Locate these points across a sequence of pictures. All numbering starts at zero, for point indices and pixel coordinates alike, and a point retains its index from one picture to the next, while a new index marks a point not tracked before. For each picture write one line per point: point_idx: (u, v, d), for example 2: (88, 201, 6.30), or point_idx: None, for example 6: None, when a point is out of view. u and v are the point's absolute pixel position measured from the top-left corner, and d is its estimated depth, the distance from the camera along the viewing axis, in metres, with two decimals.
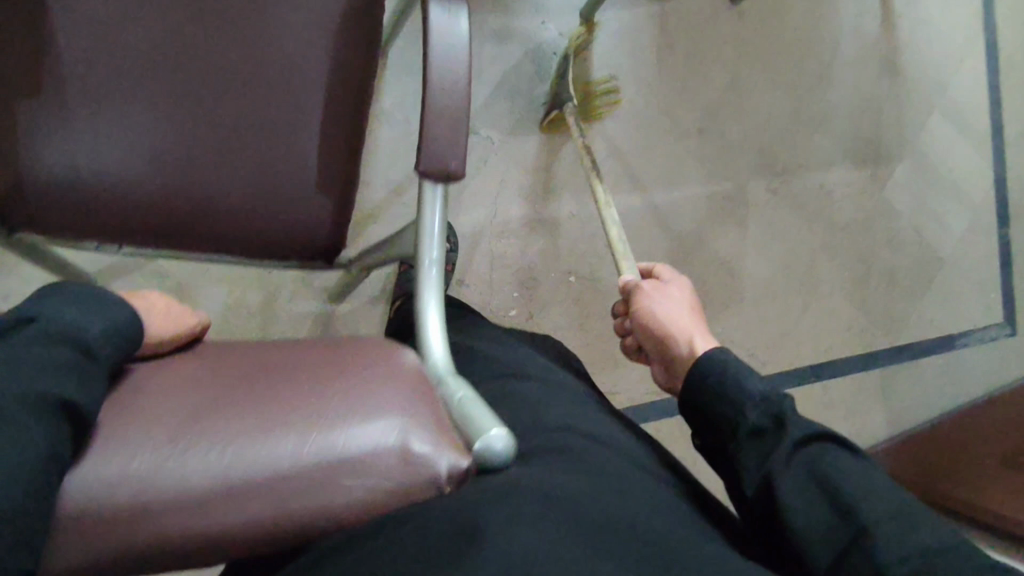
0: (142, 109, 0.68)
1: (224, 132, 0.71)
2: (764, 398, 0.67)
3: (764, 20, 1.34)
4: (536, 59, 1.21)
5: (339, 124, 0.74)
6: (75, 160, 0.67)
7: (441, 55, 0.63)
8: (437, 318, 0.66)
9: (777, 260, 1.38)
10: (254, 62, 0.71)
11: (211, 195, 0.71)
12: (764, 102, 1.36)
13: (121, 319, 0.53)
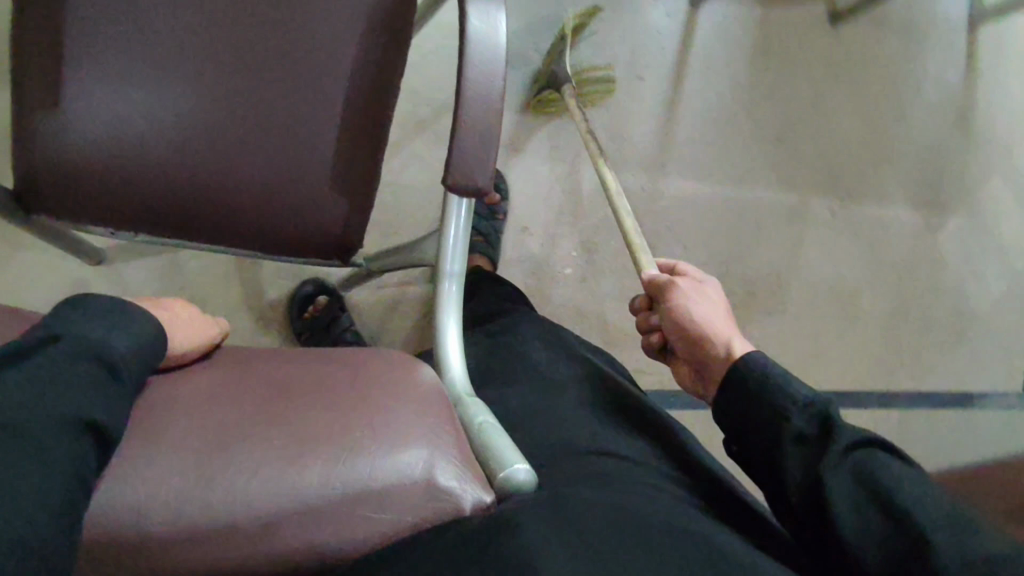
0: (175, 97, 0.69)
1: (253, 123, 0.71)
2: (812, 401, 0.63)
3: (855, 53, 1.39)
4: (638, 33, 1.24)
5: (359, 125, 0.74)
6: (104, 140, 0.67)
7: (481, 66, 0.60)
8: (457, 336, 0.68)
9: (821, 282, 1.41)
10: (290, 60, 0.71)
11: (229, 185, 0.71)
12: (839, 127, 1.39)
13: (148, 337, 0.54)
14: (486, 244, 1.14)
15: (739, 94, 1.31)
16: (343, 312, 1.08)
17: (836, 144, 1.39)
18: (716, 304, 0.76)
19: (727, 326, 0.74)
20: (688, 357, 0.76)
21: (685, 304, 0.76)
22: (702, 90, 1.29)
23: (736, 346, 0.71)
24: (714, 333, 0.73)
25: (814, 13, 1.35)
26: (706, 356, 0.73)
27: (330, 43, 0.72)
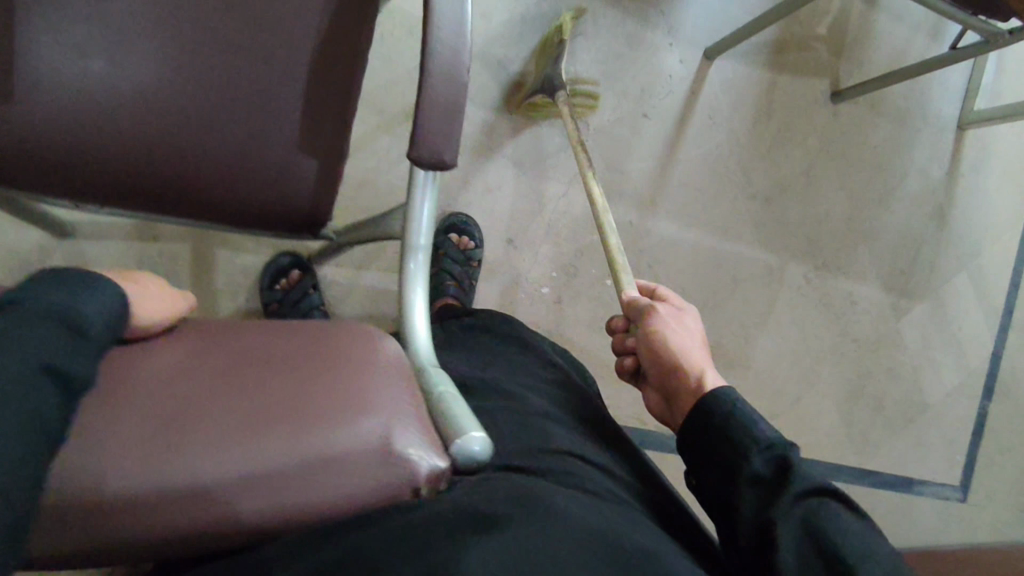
0: (138, 53, 0.63)
1: (223, 86, 0.66)
2: (771, 442, 0.65)
3: (851, 134, 1.45)
4: (653, 72, 1.27)
5: (332, 77, 0.69)
6: (61, 99, 0.61)
7: (446, 27, 0.53)
8: (423, 304, 0.65)
9: (786, 346, 1.43)
10: (260, 13, 0.66)
11: (197, 139, 0.66)
12: (824, 200, 1.44)
13: (118, 310, 0.50)
14: (459, 289, 1.13)
15: (738, 151, 1.35)
16: (315, 290, 1.04)
17: (820, 215, 1.44)
18: (693, 336, 0.79)
19: (701, 358, 0.77)
20: (659, 382, 0.79)
21: (664, 333, 0.78)
22: (704, 139, 1.32)
23: (708, 378, 0.74)
24: (688, 363, 0.75)
25: (819, 87, 1.40)
26: (677, 384, 0.76)
27: None
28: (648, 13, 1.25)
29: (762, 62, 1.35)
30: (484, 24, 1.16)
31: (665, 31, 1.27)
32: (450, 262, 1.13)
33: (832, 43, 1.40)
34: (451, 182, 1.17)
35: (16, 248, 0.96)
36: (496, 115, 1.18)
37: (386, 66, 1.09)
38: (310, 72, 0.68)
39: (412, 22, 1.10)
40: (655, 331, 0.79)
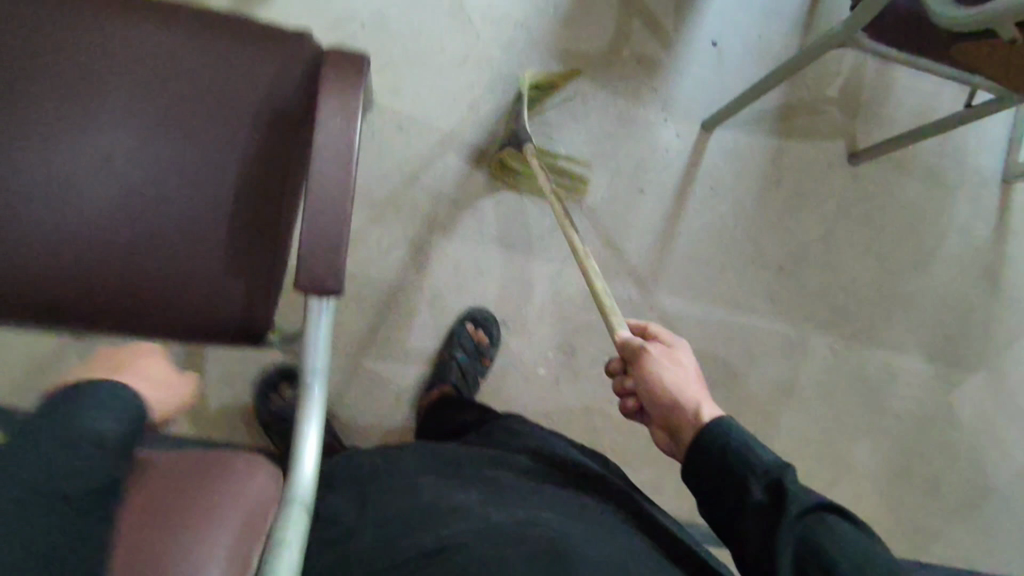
0: (78, 195, 0.68)
1: (158, 217, 0.69)
2: (772, 467, 0.59)
3: (876, 195, 1.36)
4: (648, 149, 1.26)
5: (264, 198, 0.72)
6: (10, 243, 0.66)
7: (328, 163, 0.57)
8: (317, 435, 0.57)
9: (815, 424, 1.33)
10: (196, 146, 0.70)
11: (127, 264, 0.69)
12: (850, 266, 1.35)
13: (132, 403, 0.50)
14: (462, 379, 1.11)
15: (745, 220, 1.30)
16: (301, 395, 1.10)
17: (846, 282, 1.35)
18: (686, 367, 0.74)
19: (698, 391, 0.71)
20: (660, 423, 0.72)
21: (659, 370, 0.73)
22: (706, 212, 1.29)
23: (706, 410, 0.68)
24: (684, 397, 0.70)
25: (834, 150, 1.34)
26: (675, 420, 0.70)
27: (229, 127, 0.71)
28: (639, 91, 1.25)
29: (767, 130, 1.32)
30: (470, 113, 1.18)
31: (659, 107, 1.26)
32: (462, 349, 1.13)
33: (845, 105, 1.35)
34: (442, 269, 1.17)
35: (34, 348, 1.03)
36: (487, 202, 1.19)
37: (375, 161, 1.15)
38: (243, 196, 0.71)
39: (401, 119, 1.16)
40: (649, 369, 0.74)
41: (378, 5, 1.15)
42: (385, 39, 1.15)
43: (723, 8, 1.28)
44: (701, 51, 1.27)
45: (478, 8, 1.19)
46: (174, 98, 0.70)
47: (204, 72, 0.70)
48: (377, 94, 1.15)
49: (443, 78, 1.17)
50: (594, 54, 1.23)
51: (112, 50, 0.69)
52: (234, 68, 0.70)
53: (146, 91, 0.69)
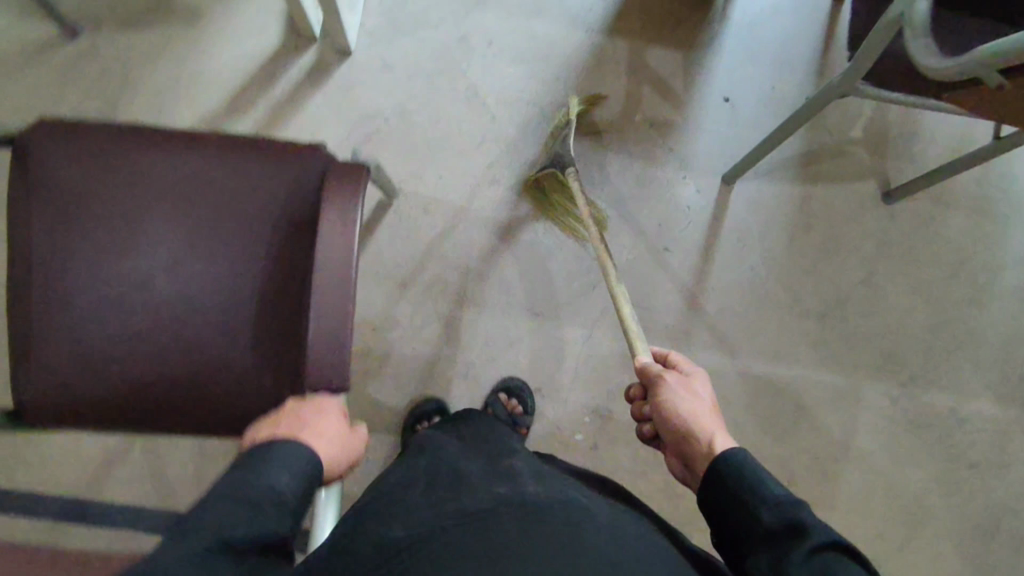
0: (128, 306, 0.76)
1: (196, 321, 0.76)
2: (782, 500, 0.58)
3: (918, 232, 1.31)
4: (669, 208, 1.27)
5: (288, 296, 0.78)
6: (70, 356, 0.74)
7: (327, 275, 0.66)
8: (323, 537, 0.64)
9: (880, 478, 1.25)
10: (228, 255, 0.77)
11: (169, 366, 0.75)
12: (898, 307, 1.30)
13: (307, 464, 0.57)
14: None
15: (778, 269, 1.28)
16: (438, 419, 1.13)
17: (895, 324, 1.29)
18: (706, 402, 0.75)
19: (713, 422, 0.72)
20: (675, 452, 0.74)
21: (674, 401, 0.75)
22: (736, 264, 1.27)
23: (718, 441, 0.69)
24: (698, 429, 0.71)
25: (865, 191, 1.31)
26: (690, 451, 0.71)
27: (255, 234, 0.78)
28: (655, 153, 1.27)
29: (792, 177, 1.31)
30: (491, 190, 1.24)
31: (676, 166, 1.27)
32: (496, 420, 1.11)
33: (871, 145, 1.32)
34: (473, 341, 1.20)
35: (102, 447, 1.10)
36: (513, 272, 1.23)
37: (404, 243, 1.21)
38: (269, 296, 0.77)
39: (426, 203, 1.22)
40: (665, 398, 0.76)
41: (399, 101, 1.23)
42: (407, 130, 1.23)
43: (734, 63, 1.30)
44: (715, 108, 1.29)
45: (491, 92, 1.25)
46: (208, 214, 0.78)
47: (233, 189, 0.78)
48: (403, 183, 1.22)
49: (464, 161, 1.24)
50: (607, 123, 1.27)
51: (151, 181, 0.78)
52: (259, 182, 0.79)
53: (185, 210, 0.78)
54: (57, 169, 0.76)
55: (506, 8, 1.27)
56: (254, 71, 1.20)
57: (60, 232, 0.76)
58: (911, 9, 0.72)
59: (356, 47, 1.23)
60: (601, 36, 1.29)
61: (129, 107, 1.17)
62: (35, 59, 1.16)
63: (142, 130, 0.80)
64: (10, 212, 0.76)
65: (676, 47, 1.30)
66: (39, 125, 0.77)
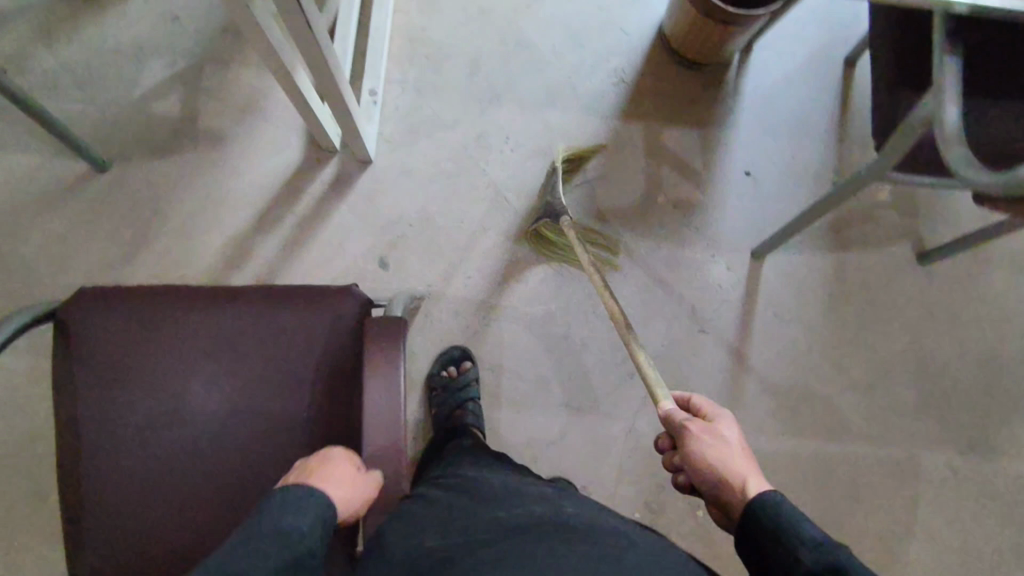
0: (176, 464, 0.76)
1: (244, 472, 0.76)
2: (821, 542, 0.56)
3: (959, 290, 1.28)
4: (701, 288, 1.25)
5: (333, 440, 0.78)
6: (124, 521, 0.74)
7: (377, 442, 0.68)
8: None
9: (951, 555, 1.19)
10: (271, 403, 0.78)
11: (220, 522, 0.75)
12: (948, 370, 1.26)
13: (320, 502, 0.57)
14: None
15: (817, 341, 1.26)
16: (475, 382, 1.15)
17: (946, 389, 1.25)
18: (734, 441, 0.70)
19: (744, 462, 0.67)
20: (708, 500, 0.69)
21: (699, 446, 0.70)
22: (774, 339, 1.25)
23: (751, 486, 0.64)
24: (729, 474, 0.66)
25: (899, 253, 1.29)
26: (724, 498, 0.66)
27: (297, 380, 0.79)
28: (681, 233, 1.27)
29: (824, 246, 1.29)
30: (521, 286, 1.24)
31: (706, 245, 1.27)
32: None
33: (900, 205, 1.30)
34: (515, 441, 1.18)
35: None
36: (548, 367, 1.21)
37: (437, 346, 1.20)
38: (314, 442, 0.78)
39: (457, 304, 1.22)
40: (690, 444, 0.71)
41: (422, 205, 1.24)
42: (433, 232, 1.23)
43: (752, 137, 1.30)
44: (737, 183, 1.28)
45: (513, 187, 1.26)
46: (250, 363, 0.79)
47: (271, 337, 0.80)
48: (432, 285, 1.22)
49: (492, 259, 1.24)
50: (630, 207, 1.27)
51: (192, 335, 0.79)
52: (296, 329, 0.80)
53: (226, 362, 0.79)
54: (101, 339, 0.77)
55: (520, 102, 1.28)
56: (279, 187, 1.22)
57: (107, 397, 0.76)
58: (942, 117, 0.70)
59: (376, 155, 1.25)
60: (616, 120, 1.29)
61: (162, 235, 1.19)
62: (68, 195, 1.19)
63: (179, 289, 0.82)
64: (57, 386, 0.77)
65: (692, 125, 1.30)
66: (81, 294, 0.79)
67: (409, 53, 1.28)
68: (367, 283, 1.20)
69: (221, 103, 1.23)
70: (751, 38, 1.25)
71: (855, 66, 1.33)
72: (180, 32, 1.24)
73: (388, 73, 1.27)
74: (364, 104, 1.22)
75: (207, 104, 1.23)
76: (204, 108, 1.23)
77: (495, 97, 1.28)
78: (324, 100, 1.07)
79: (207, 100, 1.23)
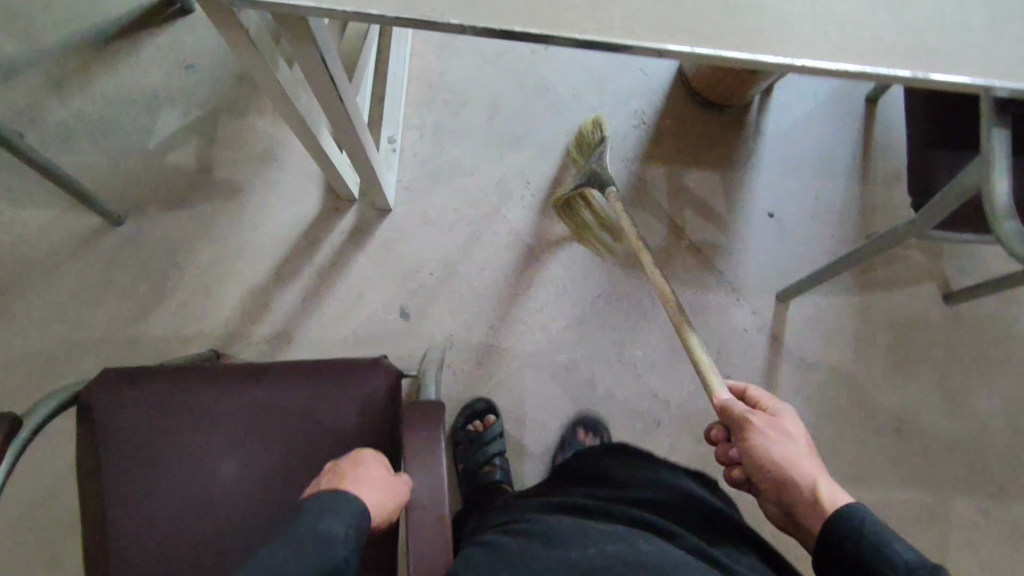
0: (204, 550, 0.73)
1: None
2: (917, 565, 0.54)
3: (985, 331, 1.26)
4: (726, 332, 1.24)
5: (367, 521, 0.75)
6: None
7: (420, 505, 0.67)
8: None
9: None
10: (302, 482, 0.75)
11: None
12: (977, 412, 1.24)
13: (358, 510, 0.59)
14: None
15: (845, 385, 1.24)
16: (498, 439, 1.13)
17: (976, 432, 1.23)
18: (803, 441, 0.67)
19: (814, 467, 0.65)
20: (771, 499, 0.67)
21: (769, 446, 0.66)
22: (801, 384, 1.23)
23: (824, 490, 0.62)
24: (800, 480, 0.64)
25: (925, 294, 1.27)
26: (793, 503, 0.64)
27: (328, 458, 0.76)
28: (704, 278, 1.25)
29: (848, 287, 1.27)
30: (544, 333, 1.22)
31: (730, 289, 1.25)
32: None
33: (924, 245, 1.29)
34: None
35: None
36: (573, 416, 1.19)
37: (460, 397, 1.18)
38: None
39: (480, 353, 1.20)
40: (754, 438, 0.67)
41: (442, 253, 1.22)
42: (454, 280, 1.21)
43: (774, 178, 1.28)
44: (761, 225, 1.27)
45: (534, 232, 1.24)
46: (280, 441, 0.76)
47: (301, 413, 0.77)
48: (454, 335, 1.20)
49: (513, 305, 1.22)
50: (654, 252, 1.24)
51: (220, 413, 0.77)
52: (326, 404, 0.78)
53: (255, 440, 0.76)
54: (125, 428, 0.74)
55: (539, 145, 1.27)
56: (297, 238, 1.20)
57: (132, 482, 0.73)
58: (992, 189, 0.70)
59: (395, 202, 1.23)
60: (637, 164, 1.28)
61: (179, 288, 1.17)
62: (82, 249, 1.17)
63: (203, 366, 0.79)
64: (82, 472, 0.74)
65: (713, 167, 1.28)
66: (102, 374, 0.76)
67: (426, 98, 1.27)
68: (388, 334, 1.18)
69: (238, 153, 1.21)
70: (773, 80, 1.24)
71: (876, 104, 1.32)
72: (195, 82, 1.23)
73: (406, 119, 1.26)
74: (383, 153, 1.20)
75: (223, 155, 1.21)
76: (220, 158, 1.21)
77: (514, 142, 1.26)
78: (346, 156, 1.05)
79: (224, 151, 1.21)
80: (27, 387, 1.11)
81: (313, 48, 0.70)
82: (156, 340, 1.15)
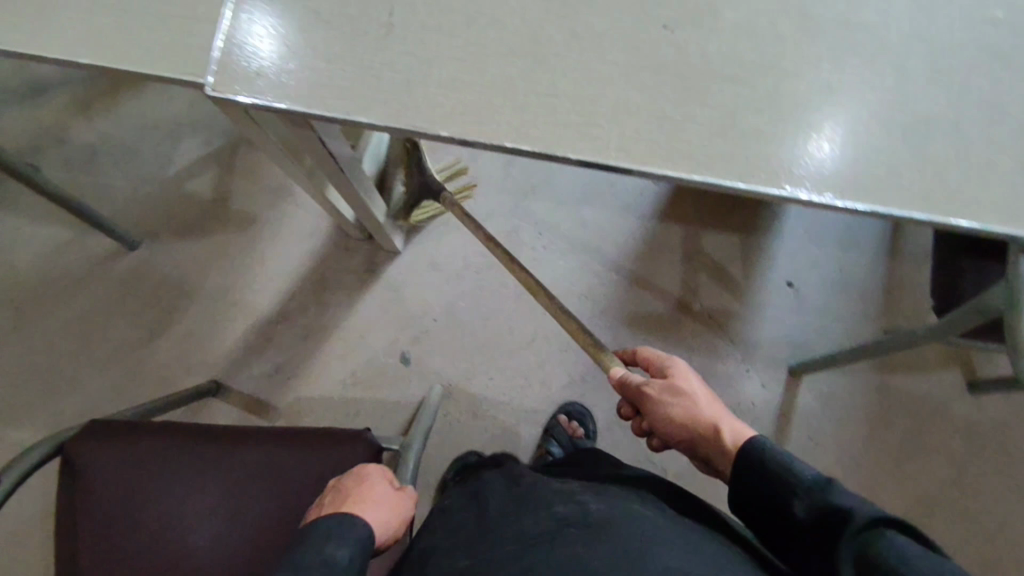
0: None
1: None
2: (814, 482, 0.52)
3: (1011, 423, 1.20)
4: (733, 403, 1.19)
5: None
6: None
7: None
8: None
9: None
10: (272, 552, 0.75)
11: None
12: (998, 509, 1.17)
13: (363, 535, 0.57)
14: None
15: (856, 468, 1.18)
16: None
17: (996, 530, 1.16)
18: (702, 394, 0.66)
19: (717, 412, 0.64)
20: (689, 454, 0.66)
21: (670, 412, 0.66)
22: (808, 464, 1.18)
23: (727, 427, 0.63)
24: (707, 429, 0.63)
25: (948, 379, 1.21)
26: (706, 451, 0.64)
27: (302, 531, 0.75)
28: (714, 346, 1.21)
29: (866, 367, 1.22)
30: (544, 389, 1.19)
31: (740, 358, 1.21)
32: None
33: None
34: None
35: None
36: None
37: (454, 448, 1.17)
38: None
39: (477, 404, 1.18)
40: (654, 408, 0.67)
41: (447, 300, 1.21)
42: (456, 328, 1.20)
43: (795, 247, 1.24)
44: (778, 295, 1.22)
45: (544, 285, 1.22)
46: (254, 507, 0.76)
47: (277, 481, 0.77)
48: (452, 383, 1.19)
49: (514, 357, 1.20)
50: (663, 314, 1.21)
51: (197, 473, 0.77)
52: (303, 477, 0.77)
53: (230, 503, 0.76)
54: (105, 492, 0.75)
55: (554, 196, 1.25)
56: (304, 275, 1.20)
57: (107, 537, 0.74)
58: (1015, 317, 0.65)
59: (406, 246, 1.23)
60: (653, 223, 1.25)
61: (185, 317, 1.18)
62: (96, 271, 1.19)
63: (186, 426, 0.80)
64: (61, 520, 0.75)
65: (731, 231, 1.25)
66: (88, 426, 0.78)
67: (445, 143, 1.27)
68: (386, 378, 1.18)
69: (253, 186, 1.22)
70: None
71: None
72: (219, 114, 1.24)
73: None
74: None
75: (239, 188, 1.22)
76: (236, 190, 1.22)
77: (529, 191, 1.25)
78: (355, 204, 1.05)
79: (240, 184, 1.22)
80: (34, 405, 1.13)
81: (311, 129, 0.70)
82: (159, 368, 1.16)
